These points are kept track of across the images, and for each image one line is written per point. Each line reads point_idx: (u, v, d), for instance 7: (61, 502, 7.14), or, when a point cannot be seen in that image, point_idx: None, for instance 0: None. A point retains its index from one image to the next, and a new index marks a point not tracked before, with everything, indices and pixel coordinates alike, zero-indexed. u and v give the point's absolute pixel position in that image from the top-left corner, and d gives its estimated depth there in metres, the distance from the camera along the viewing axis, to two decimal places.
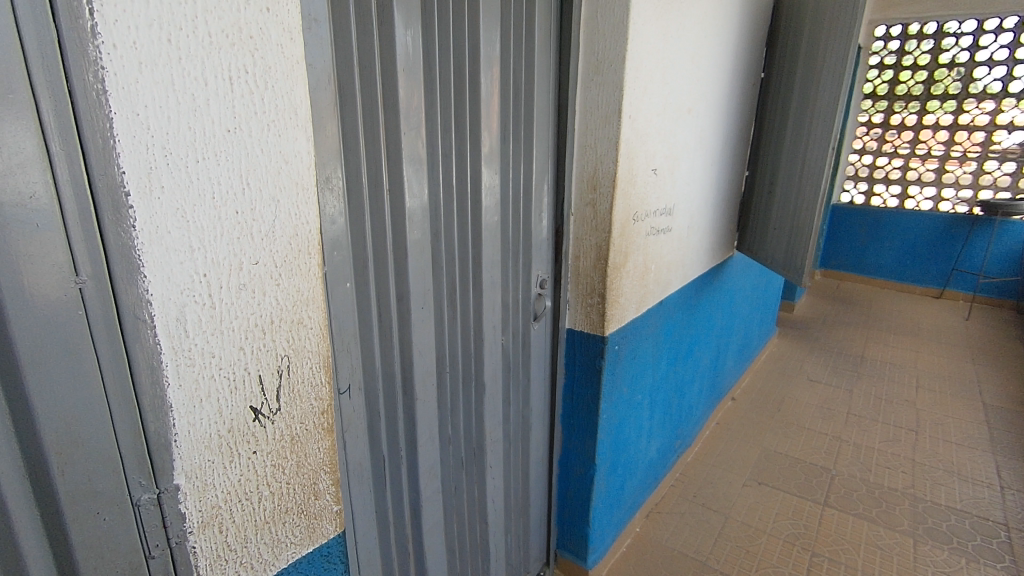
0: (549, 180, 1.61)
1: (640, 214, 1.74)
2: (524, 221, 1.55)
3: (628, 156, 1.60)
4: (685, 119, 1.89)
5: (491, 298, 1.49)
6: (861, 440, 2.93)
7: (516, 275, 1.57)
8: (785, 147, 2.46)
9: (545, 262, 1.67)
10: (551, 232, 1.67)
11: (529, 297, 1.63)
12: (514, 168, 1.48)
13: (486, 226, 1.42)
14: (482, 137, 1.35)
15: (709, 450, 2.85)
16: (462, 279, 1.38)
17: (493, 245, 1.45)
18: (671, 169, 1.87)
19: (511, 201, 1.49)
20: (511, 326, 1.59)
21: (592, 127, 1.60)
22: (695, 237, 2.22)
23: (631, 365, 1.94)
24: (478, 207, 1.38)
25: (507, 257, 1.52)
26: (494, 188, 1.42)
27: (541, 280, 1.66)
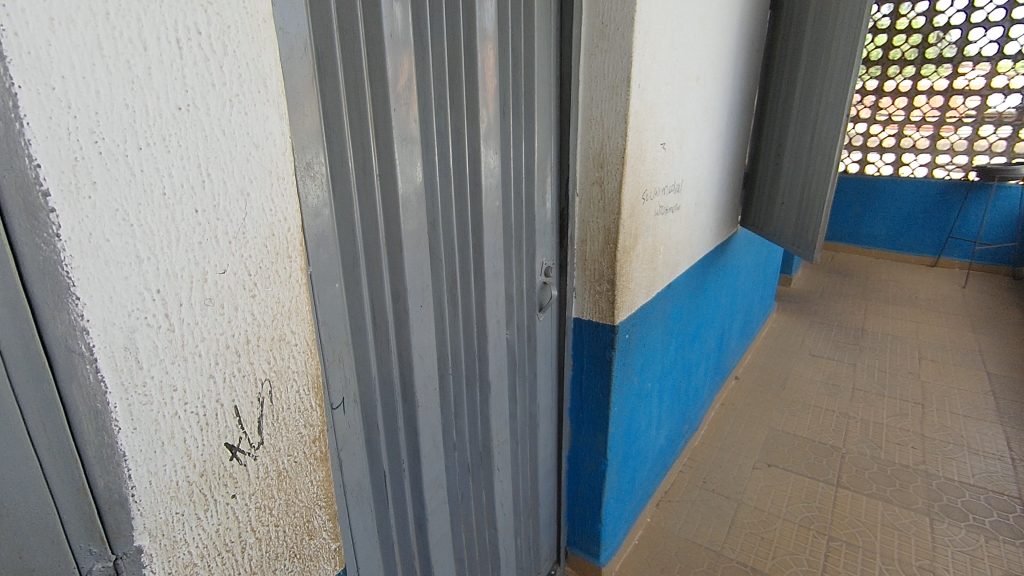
0: (552, 159, 1.47)
1: (649, 192, 1.62)
2: (527, 204, 1.42)
3: (637, 129, 1.47)
4: (693, 88, 1.75)
5: (495, 290, 1.36)
6: (868, 416, 2.88)
7: (521, 263, 1.44)
8: (793, 116, 2.33)
9: (550, 248, 1.54)
10: (555, 216, 1.54)
11: (535, 286, 1.51)
12: (515, 148, 1.34)
13: (488, 213, 1.29)
14: (481, 112, 1.21)
15: (716, 432, 2.78)
16: (463, 272, 1.26)
17: (496, 233, 1.32)
18: (679, 142, 1.74)
19: (513, 184, 1.35)
20: (515, 320, 1.47)
21: (597, 98, 1.45)
22: (701, 214, 2.10)
23: (642, 353, 1.84)
24: (478, 191, 1.24)
25: (510, 245, 1.39)
26: (494, 169, 1.28)
27: (546, 267, 1.54)
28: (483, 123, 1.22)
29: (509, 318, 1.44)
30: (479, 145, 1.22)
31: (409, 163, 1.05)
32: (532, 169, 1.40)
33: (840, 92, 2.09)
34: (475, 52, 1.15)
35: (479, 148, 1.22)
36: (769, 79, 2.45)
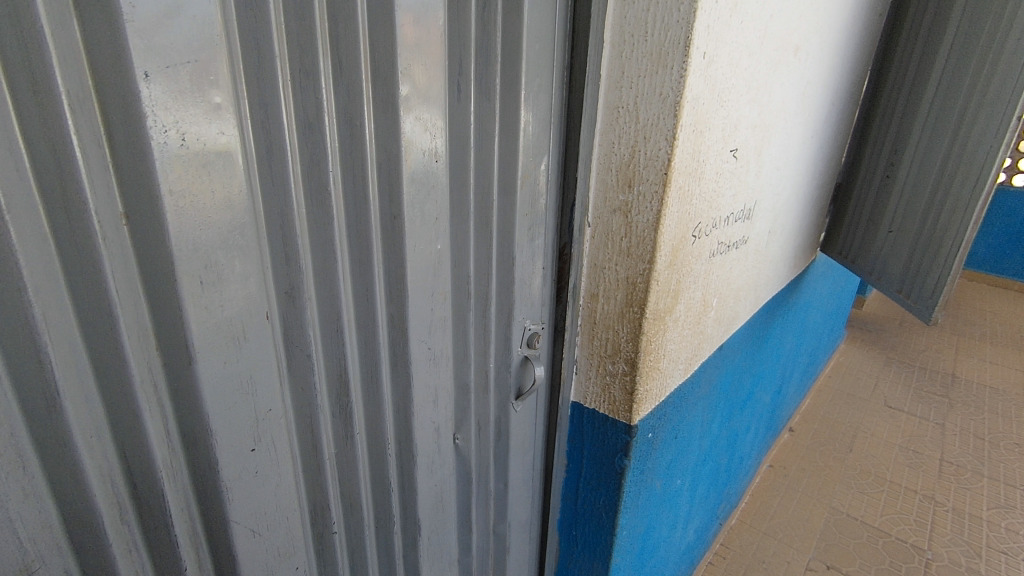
0: (550, 169, 0.92)
1: (703, 225, 1.03)
2: (499, 243, 0.88)
3: (693, 129, 0.88)
4: (789, 64, 1.14)
5: (433, 383, 0.85)
6: (961, 504, 2.25)
7: (484, 335, 0.92)
8: (920, 115, 1.70)
9: (540, 304, 1.01)
10: (551, 256, 0.99)
11: (509, 364, 0.98)
12: (479, 151, 0.80)
13: (419, 264, 0.76)
14: (404, 90, 0.66)
15: (760, 507, 2.22)
16: (368, 364, 0.74)
17: (435, 295, 0.80)
18: (758, 147, 1.14)
19: (473, 213, 0.83)
20: (471, 414, 0.96)
21: (628, 72, 0.86)
22: (776, 243, 1.50)
23: (670, 447, 1.29)
24: (400, 229, 0.71)
25: (464, 308, 0.87)
26: (435, 190, 0.75)
27: (534, 333, 1.01)
28: (408, 107, 0.67)
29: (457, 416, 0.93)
30: (405, 148, 0.68)
31: (227, 186, 0.52)
32: (513, 186, 0.85)
33: (1002, 93, 1.46)
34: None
35: (405, 155, 0.69)
36: (893, 57, 1.79)
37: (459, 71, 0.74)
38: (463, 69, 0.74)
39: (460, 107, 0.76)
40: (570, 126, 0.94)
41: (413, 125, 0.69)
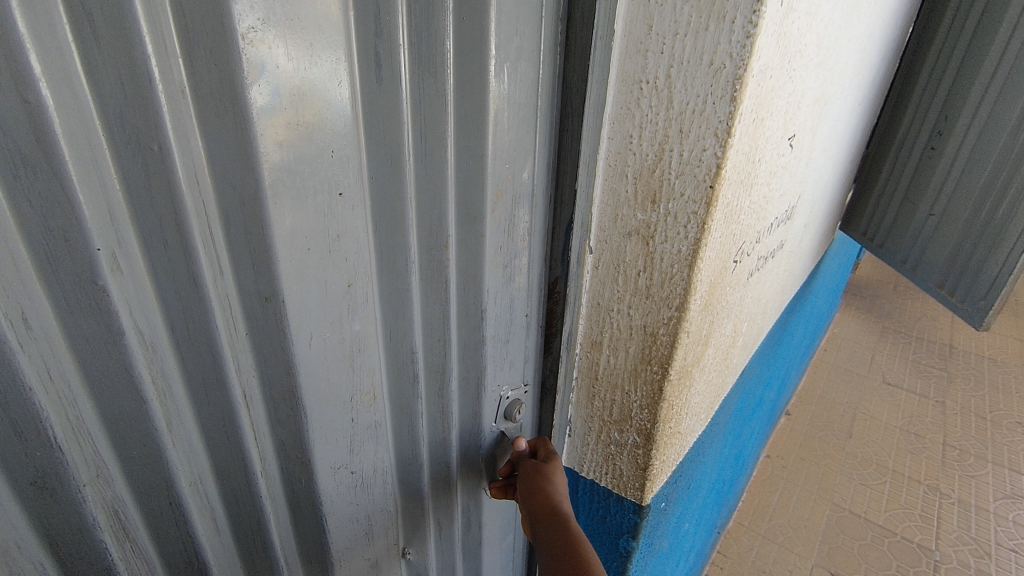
0: (537, 178, 0.61)
1: (746, 245, 0.74)
2: (459, 296, 0.58)
3: (754, 116, 0.57)
4: (863, 10, 0.83)
5: (365, 510, 0.57)
6: (967, 496, 2.11)
7: (442, 422, 0.64)
8: (969, 95, 1.60)
9: (521, 362, 0.73)
10: (537, 296, 0.70)
11: (480, 447, 0.71)
12: (419, 163, 0.49)
13: (324, 361, 0.46)
14: (274, 65, 0.34)
15: (758, 506, 2.04)
16: (242, 523, 0.46)
17: (360, 395, 0.51)
18: (816, 127, 0.84)
19: (416, 260, 0.53)
20: (428, 522, 0.68)
21: (660, 26, 0.53)
22: (809, 238, 1.23)
23: (682, 499, 1.05)
24: (279, 319, 0.41)
25: (409, 396, 0.58)
26: (344, 242, 0.44)
27: (514, 401, 0.73)
28: (277, 102, 0.35)
29: (407, 531, 0.66)
30: (272, 125, 0.35)
31: None
32: (479, 211, 0.55)
33: None
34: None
35: (276, 138, 0.36)
36: (941, 20, 1.70)
37: (378, 30, 0.42)
38: (385, 26, 0.42)
39: (384, 93, 0.44)
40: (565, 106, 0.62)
41: (298, 78, 0.36)
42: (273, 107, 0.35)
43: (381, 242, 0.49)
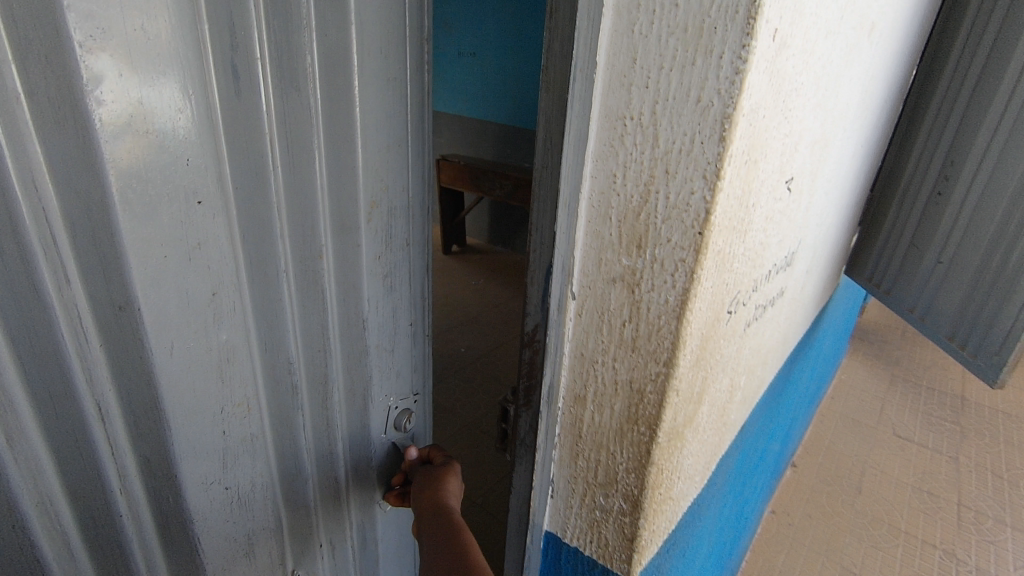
0: (409, 188, 0.65)
1: (742, 294, 0.68)
2: (340, 306, 0.60)
3: (746, 157, 0.52)
4: (862, 49, 0.79)
5: (246, 534, 0.56)
6: (985, 562, 1.99)
7: (327, 438, 0.63)
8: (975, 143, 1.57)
9: (408, 372, 0.73)
10: (421, 305, 0.72)
11: (370, 460, 0.70)
12: (287, 178, 0.51)
13: (189, 373, 0.46)
14: (124, 77, 0.36)
15: (762, 566, 1.92)
16: (100, 549, 0.45)
17: (233, 406, 0.51)
18: (815, 170, 0.80)
19: (291, 269, 0.54)
20: (320, 543, 0.67)
21: (644, 60, 0.49)
22: (811, 284, 1.17)
23: (677, 566, 0.97)
24: (132, 325, 0.41)
25: (292, 414, 0.58)
26: (206, 250, 0.45)
27: (401, 411, 0.74)
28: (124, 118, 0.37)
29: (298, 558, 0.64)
30: (119, 133, 0.37)
31: None
32: (352, 221, 0.58)
33: None
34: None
35: (126, 149, 0.37)
36: (944, 68, 1.70)
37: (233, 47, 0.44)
38: (241, 39, 0.44)
39: (245, 112, 0.46)
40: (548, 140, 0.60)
41: (147, 91, 0.38)
42: (122, 118, 0.37)
43: (251, 253, 0.50)
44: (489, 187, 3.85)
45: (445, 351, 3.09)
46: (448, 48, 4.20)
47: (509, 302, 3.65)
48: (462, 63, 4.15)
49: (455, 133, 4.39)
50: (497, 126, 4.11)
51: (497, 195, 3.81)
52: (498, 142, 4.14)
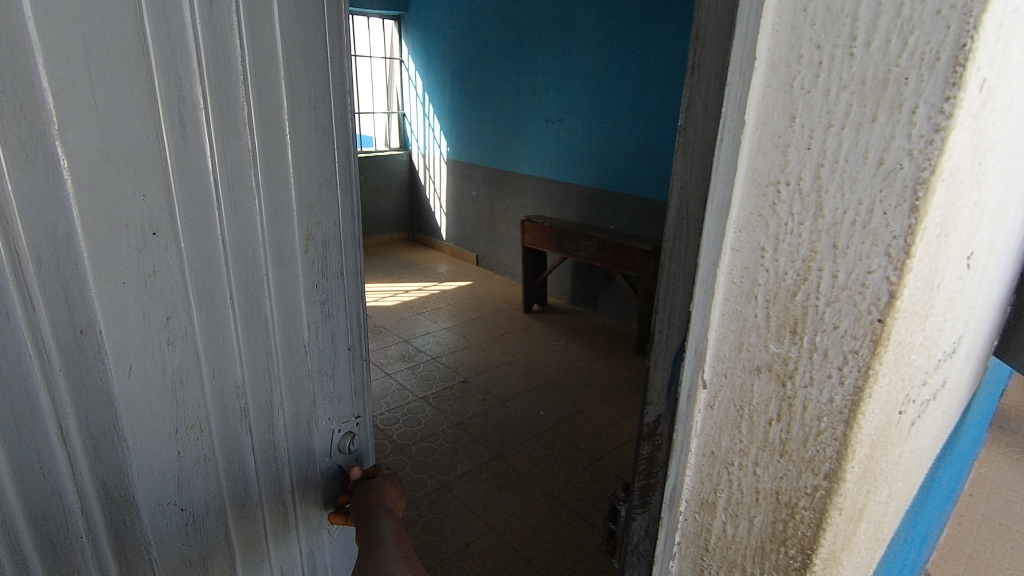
0: (343, 231, 0.89)
1: (915, 390, 0.57)
2: (280, 331, 0.84)
3: (939, 231, 0.43)
4: None
5: (190, 498, 0.81)
6: None
7: (274, 447, 0.89)
8: None
9: (348, 397, 0.98)
10: (357, 333, 0.96)
11: (315, 465, 0.96)
12: (231, 233, 0.76)
13: (145, 389, 0.73)
14: (98, 202, 0.64)
15: None
16: (73, 494, 0.71)
17: (184, 427, 0.78)
18: (992, 245, 0.68)
19: (232, 302, 0.78)
20: (263, 522, 0.91)
21: (807, 117, 0.42)
22: (968, 373, 1.00)
23: None
24: (96, 341, 0.67)
25: (236, 418, 0.83)
26: (160, 278, 0.71)
27: (345, 435, 1.00)
28: (103, 208, 0.64)
29: (241, 525, 0.88)
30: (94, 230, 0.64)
31: None
32: (291, 254, 0.83)
33: None
34: (18, 45, 0.56)
35: (100, 239, 0.65)
36: None
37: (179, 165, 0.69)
38: (193, 166, 0.70)
39: (197, 214, 0.72)
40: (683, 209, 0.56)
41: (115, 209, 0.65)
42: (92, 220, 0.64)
43: (198, 303, 0.75)
44: (572, 248, 3.85)
45: (525, 412, 2.98)
46: (537, 114, 4.33)
47: (590, 364, 3.53)
48: (550, 128, 4.26)
49: (541, 195, 4.46)
50: (583, 188, 4.11)
51: (580, 255, 3.80)
52: (582, 203, 4.15)
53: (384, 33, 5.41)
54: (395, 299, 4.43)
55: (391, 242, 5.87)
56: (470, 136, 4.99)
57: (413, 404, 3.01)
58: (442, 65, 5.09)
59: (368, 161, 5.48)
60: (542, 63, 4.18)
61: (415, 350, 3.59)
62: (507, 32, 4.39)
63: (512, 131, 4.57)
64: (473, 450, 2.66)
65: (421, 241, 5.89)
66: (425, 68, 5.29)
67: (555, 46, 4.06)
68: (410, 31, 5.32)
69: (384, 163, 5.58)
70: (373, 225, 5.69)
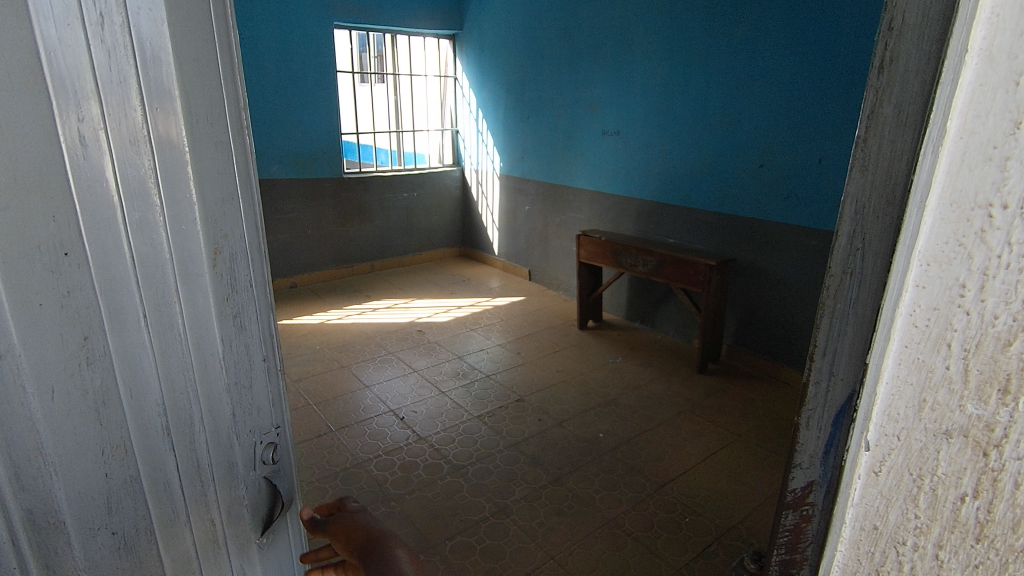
0: (251, 239, 0.59)
1: None
2: (194, 351, 0.55)
3: None
4: None
5: (133, 575, 0.54)
6: None
7: (201, 475, 0.57)
8: None
9: (270, 403, 0.64)
10: (276, 335, 0.64)
11: (246, 503, 0.62)
12: (138, 242, 0.49)
13: (65, 415, 0.47)
14: None
15: None
16: None
17: (110, 448, 0.50)
18: None
19: (146, 302, 0.51)
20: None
21: None
22: None
23: None
24: (14, 376, 0.44)
25: (161, 455, 0.54)
26: (78, 297, 0.46)
27: (268, 445, 0.64)
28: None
29: None
30: None
31: None
32: (197, 264, 0.53)
33: None
34: None
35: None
36: None
37: (77, 106, 0.44)
38: (70, 61, 0.43)
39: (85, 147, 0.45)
40: (857, 238, 0.48)
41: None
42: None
43: (108, 293, 0.48)
44: (630, 263, 3.73)
45: (584, 434, 2.87)
46: (593, 128, 4.26)
47: (650, 384, 3.39)
48: (607, 141, 4.17)
49: (596, 209, 4.37)
50: (641, 202, 4.00)
51: (639, 270, 3.68)
52: (640, 217, 4.03)
53: (439, 52, 5.48)
54: (448, 315, 4.41)
55: (443, 257, 5.90)
56: (523, 151, 4.97)
57: (469, 424, 2.96)
58: (496, 82, 5.11)
59: (422, 178, 5.54)
60: (599, 75, 4.11)
61: (469, 368, 3.55)
62: (563, 47, 4.36)
63: (567, 145, 4.52)
64: (531, 473, 2.57)
65: (472, 256, 5.89)
66: (478, 85, 5.32)
67: (612, 59, 3.99)
68: (465, 50, 5.38)
69: (437, 180, 5.64)
70: (426, 241, 5.74)
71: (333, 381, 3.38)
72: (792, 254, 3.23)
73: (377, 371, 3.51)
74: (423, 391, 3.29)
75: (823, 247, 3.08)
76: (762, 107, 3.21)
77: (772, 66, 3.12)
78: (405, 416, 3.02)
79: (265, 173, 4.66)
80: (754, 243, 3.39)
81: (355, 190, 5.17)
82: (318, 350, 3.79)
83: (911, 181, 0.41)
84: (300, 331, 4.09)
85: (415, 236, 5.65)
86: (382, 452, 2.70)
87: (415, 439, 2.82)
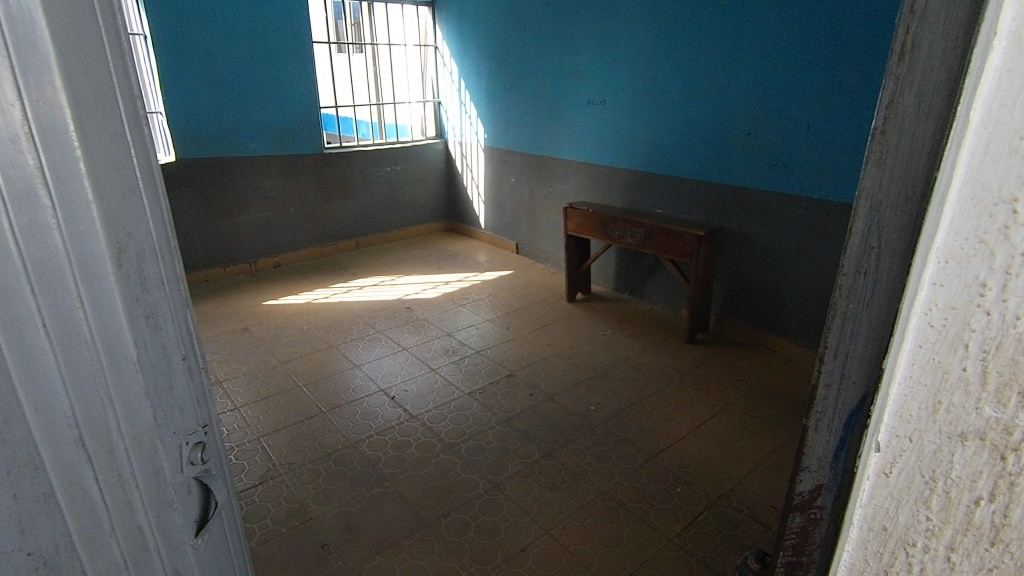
0: (161, 231, 0.51)
1: None
2: (103, 353, 0.47)
3: None
4: None
5: None
6: None
7: (122, 483, 0.50)
8: None
9: (196, 403, 0.56)
10: (196, 330, 0.57)
11: (177, 512, 0.55)
12: (17, 225, 0.41)
13: None
14: None
15: None
16: None
17: (14, 467, 0.44)
18: None
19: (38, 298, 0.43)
20: None
21: None
22: None
23: None
24: None
25: (75, 469, 0.47)
26: None
27: (196, 445, 0.57)
28: None
29: None
30: None
31: None
32: (97, 259, 0.46)
33: None
34: None
35: None
36: None
37: None
38: None
39: None
40: None
41: None
42: None
43: None
44: (618, 236, 3.70)
45: (575, 408, 2.88)
46: (578, 97, 4.17)
47: (639, 356, 3.40)
48: (593, 110, 4.09)
49: (583, 181, 4.31)
50: (628, 173, 3.95)
51: (627, 242, 3.65)
52: (628, 188, 3.99)
53: (418, 20, 5.30)
54: (436, 291, 4.37)
55: (430, 232, 5.82)
56: (508, 122, 4.87)
57: (460, 401, 2.95)
58: (478, 50, 4.96)
59: (406, 152, 5.42)
60: (583, 42, 4.00)
61: (459, 344, 3.53)
62: (546, 12, 4.22)
63: (552, 115, 4.43)
64: (523, 449, 2.58)
65: (459, 230, 5.82)
66: (460, 54, 5.17)
67: (596, 24, 3.88)
68: (445, 16, 5.20)
69: (421, 153, 5.52)
70: (412, 216, 5.65)
71: (323, 362, 3.35)
72: (779, 222, 3.22)
73: (366, 350, 3.48)
74: (413, 369, 3.27)
75: (810, 214, 3.07)
76: (749, 73, 3.15)
77: (759, 30, 3.05)
78: (396, 395, 3.01)
79: (242, 151, 4.51)
80: (741, 212, 3.37)
81: (336, 165, 5.05)
82: (306, 331, 3.74)
83: (936, 175, 0.39)
84: (286, 312, 4.03)
85: (401, 211, 5.56)
86: (374, 433, 2.69)
87: (406, 418, 2.81)
